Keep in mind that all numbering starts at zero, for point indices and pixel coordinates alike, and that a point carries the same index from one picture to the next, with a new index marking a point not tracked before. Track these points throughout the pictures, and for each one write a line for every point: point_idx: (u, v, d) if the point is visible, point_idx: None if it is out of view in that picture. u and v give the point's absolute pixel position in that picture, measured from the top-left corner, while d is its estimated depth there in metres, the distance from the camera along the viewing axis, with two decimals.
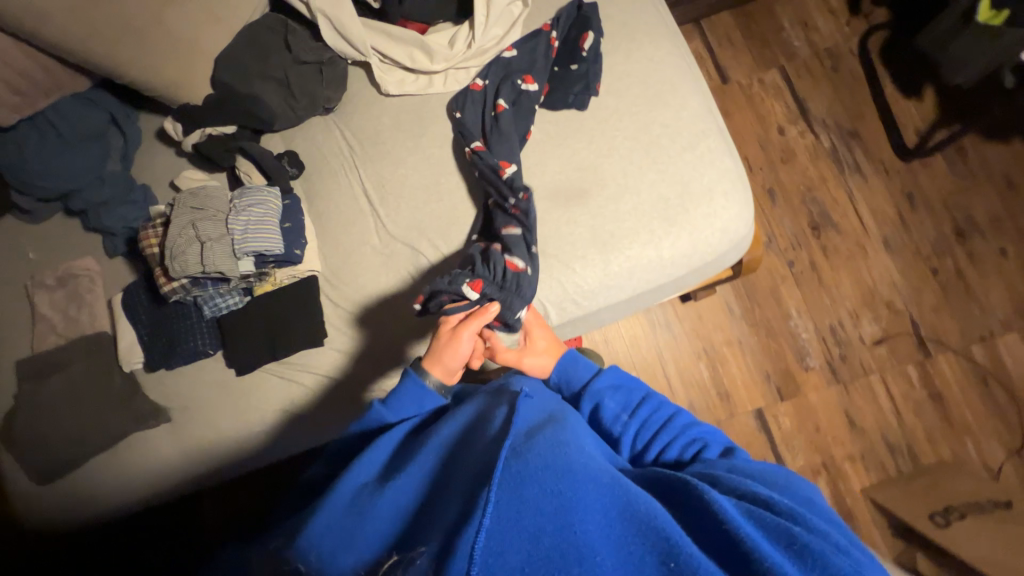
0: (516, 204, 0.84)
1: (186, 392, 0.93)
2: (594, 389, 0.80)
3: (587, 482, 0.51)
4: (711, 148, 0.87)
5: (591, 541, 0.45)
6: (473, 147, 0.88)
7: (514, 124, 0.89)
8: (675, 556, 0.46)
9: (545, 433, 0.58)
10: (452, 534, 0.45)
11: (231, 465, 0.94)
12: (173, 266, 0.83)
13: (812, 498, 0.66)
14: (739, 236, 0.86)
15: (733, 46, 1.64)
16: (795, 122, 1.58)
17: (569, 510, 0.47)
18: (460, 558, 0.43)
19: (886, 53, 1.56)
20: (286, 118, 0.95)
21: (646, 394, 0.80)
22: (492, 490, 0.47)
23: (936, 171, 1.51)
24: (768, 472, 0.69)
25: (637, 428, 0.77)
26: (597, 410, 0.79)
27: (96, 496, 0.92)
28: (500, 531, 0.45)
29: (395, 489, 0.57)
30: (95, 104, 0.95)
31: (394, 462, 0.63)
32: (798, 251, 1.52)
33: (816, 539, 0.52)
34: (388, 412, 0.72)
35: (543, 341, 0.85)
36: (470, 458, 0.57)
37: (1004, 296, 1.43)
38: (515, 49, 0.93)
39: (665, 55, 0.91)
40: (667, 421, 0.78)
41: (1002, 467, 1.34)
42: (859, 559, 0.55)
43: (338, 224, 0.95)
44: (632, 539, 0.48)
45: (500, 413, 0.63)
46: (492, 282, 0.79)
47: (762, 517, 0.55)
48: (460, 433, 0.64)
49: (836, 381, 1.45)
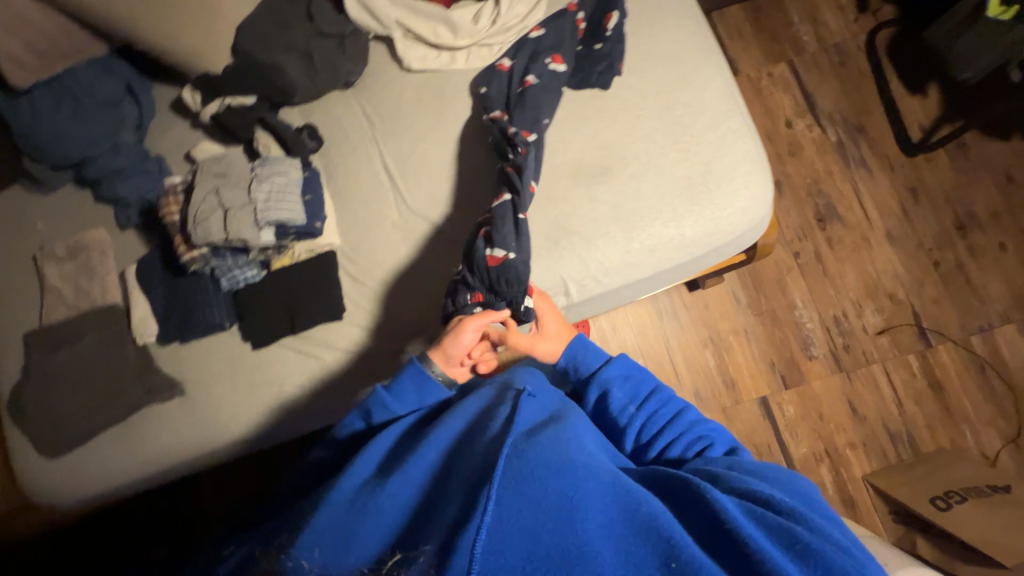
0: (514, 160, 0.86)
1: (201, 365, 0.92)
2: (603, 377, 0.79)
3: (587, 482, 0.54)
4: (733, 128, 0.88)
5: (591, 540, 0.48)
6: (494, 115, 0.89)
7: (545, 98, 0.89)
8: (676, 556, 0.49)
9: (547, 432, 0.61)
10: (455, 532, 0.48)
11: (246, 441, 0.92)
12: (195, 232, 0.83)
13: (813, 494, 0.66)
14: (759, 217, 0.87)
15: (743, 38, 1.66)
16: (802, 115, 1.60)
17: (569, 509, 0.50)
18: (463, 554, 0.46)
19: (893, 49, 1.59)
20: (307, 91, 0.94)
21: (655, 386, 0.79)
22: (494, 489, 0.51)
23: (939, 166, 1.54)
24: (769, 469, 0.68)
25: (642, 422, 0.76)
26: (604, 398, 0.78)
27: (104, 471, 0.90)
28: (502, 531, 0.48)
29: (398, 484, 0.57)
30: (111, 72, 0.94)
31: (394, 458, 0.63)
32: (803, 242, 1.54)
33: (819, 540, 0.53)
34: (391, 398, 0.73)
35: (555, 327, 0.85)
36: (471, 459, 0.58)
37: (1002, 289, 1.46)
38: (542, 28, 0.94)
39: (687, 37, 0.92)
40: (674, 416, 0.76)
41: (998, 455, 1.37)
42: (861, 558, 0.55)
43: (357, 198, 0.94)
44: (632, 539, 0.51)
45: (503, 411, 0.65)
46: (486, 286, 0.83)
47: (764, 517, 0.55)
48: (464, 430, 0.65)
49: (839, 370, 1.47)
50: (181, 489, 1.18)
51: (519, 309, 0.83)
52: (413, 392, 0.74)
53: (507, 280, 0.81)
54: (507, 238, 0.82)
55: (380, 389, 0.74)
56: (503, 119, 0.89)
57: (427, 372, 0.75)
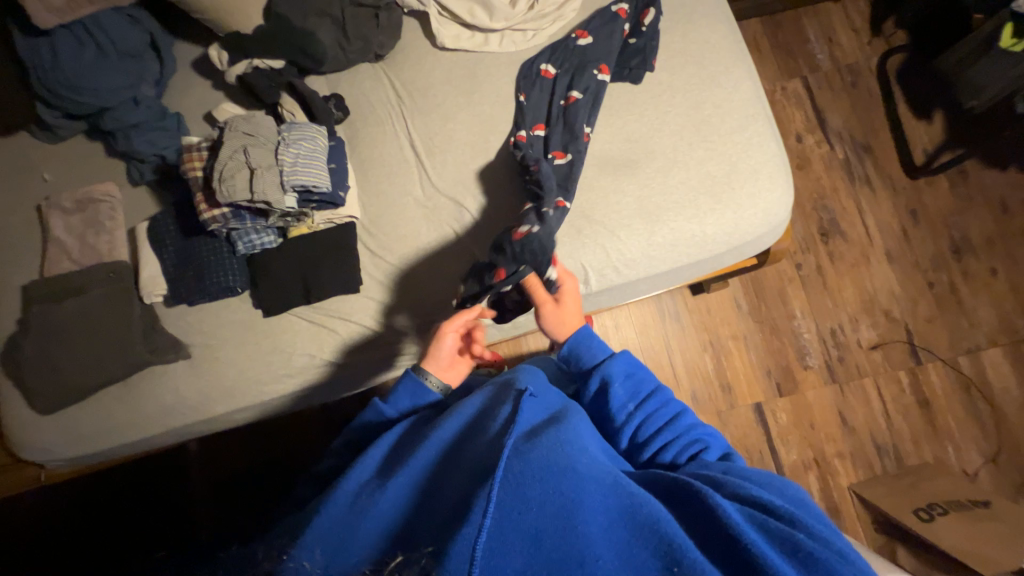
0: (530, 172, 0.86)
1: (209, 330, 0.90)
2: (605, 369, 0.75)
3: (588, 483, 0.51)
4: (758, 132, 0.89)
5: (591, 543, 0.46)
6: (518, 137, 0.90)
7: (586, 117, 0.89)
8: (678, 560, 0.46)
9: (548, 433, 0.57)
10: (452, 534, 0.45)
11: (252, 408, 0.91)
12: (219, 189, 0.80)
13: (806, 500, 0.63)
14: (778, 219, 0.88)
15: (760, 51, 1.69)
16: (813, 131, 1.64)
17: (570, 511, 0.48)
18: (461, 554, 0.43)
19: (903, 74, 1.64)
20: (337, 61, 0.93)
21: (656, 386, 0.75)
22: (493, 490, 0.48)
23: (939, 190, 1.59)
24: (761, 474, 0.65)
25: (640, 421, 0.72)
26: (603, 392, 0.74)
27: (100, 430, 0.88)
28: (501, 534, 0.46)
29: (395, 486, 0.55)
30: (137, 23, 0.92)
31: (393, 459, 0.62)
32: (806, 255, 1.58)
33: (823, 548, 0.50)
34: (389, 407, 0.74)
35: (573, 302, 0.81)
36: (472, 456, 0.56)
37: (991, 313, 1.52)
38: (590, 38, 0.92)
39: (720, 39, 0.93)
40: (672, 419, 0.72)
41: (977, 472, 1.42)
42: (863, 567, 0.52)
43: (381, 172, 0.93)
44: (632, 543, 0.49)
45: (504, 410, 0.62)
46: (510, 261, 0.80)
47: (765, 523, 0.53)
48: (463, 429, 0.64)
49: (833, 381, 1.51)
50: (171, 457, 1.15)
51: (542, 278, 0.81)
52: (411, 399, 0.74)
53: (529, 248, 0.80)
54: (530, 216, 0.84)
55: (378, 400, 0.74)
56: (538, 138, 0.90)
57: (425, 384, 0.75)
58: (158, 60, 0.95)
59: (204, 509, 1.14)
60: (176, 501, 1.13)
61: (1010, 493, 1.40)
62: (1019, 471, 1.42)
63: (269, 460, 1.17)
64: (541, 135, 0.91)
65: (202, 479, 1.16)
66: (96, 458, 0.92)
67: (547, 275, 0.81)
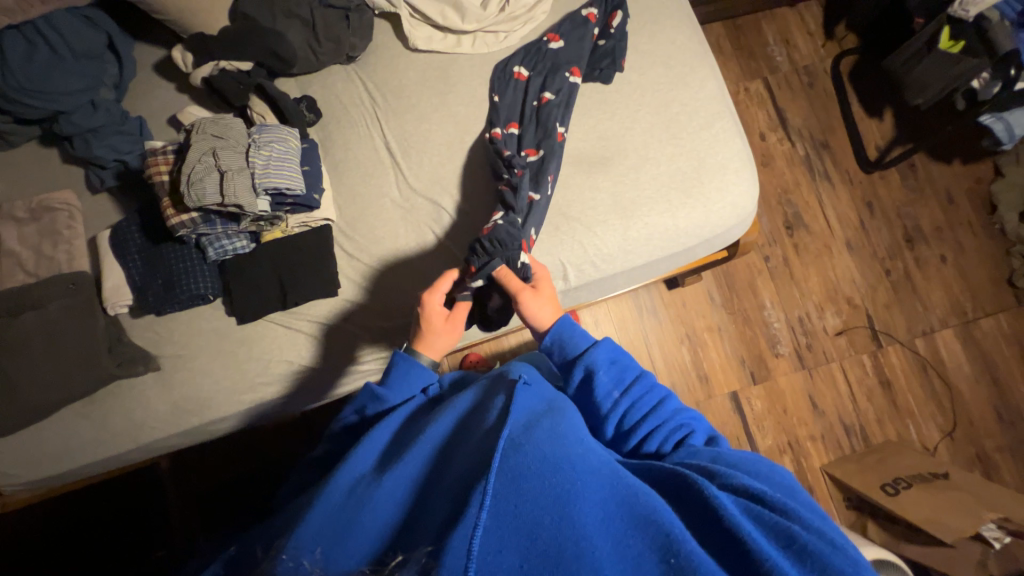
0: (510, 178, 0.88)
1: (181, 340, 0.87)
2: (590, 357, 0.73)
3: (585, 475, 0.51)
4: (724, 129, 0.93)
5: (589, 535, 0.46)
6: (493, 133, 0.90)
7: (559, 117, 0.91)
8: (675, 552, 0.47)
9: (544, 424, 0.57)
10: (449, 531, 0.45)
11: (226, 421, 0.88)
12: (188, 194, 0.77)
13: (794, 485, 0.63)
14: (746, 211, 0.92)
15: (723, 54, 1.76)
16: (775, 129, 1.72)
17: (568, 503, 0.48)
18: (458, 551, 0.42)
19: (855, 74, 1.73)
20: (308, 62, 0.92)
21: (641, 372, 0.74)
22: (490, 482, 0.48)
23: (892, 183, 1.69)
24: (749, 460, 0.65)
25: (626, 407, 0.71)
26: (588, 379, 0.73)
27: (63, 448, 0.84)
28: (499, 528, 0.46)
29: (393, 480, 0.55)
30: (93, 23, 0.88)
31: (387, 454, 0.62)
32: (773, 247, 1.64)
33: (814, 537, 0.51)
34: (387, 391, 0.74)
35: (550, 291, 0.82)
36: (470, 447, 0.57)
37: (943, 297, 1.62)
38: (562, 41, 0.94)
39: (685, 40, 0.97)
40: (657, 406, 0.71)
41: (936, 447, 1.51)
42: (855, 554, 0.52)
43: (356, 174, 0.93)
44: (631, 535, 0.49)
45: (498, 403, 0.62)
46: (482, 254, 0.82)
47: (759, 515, 0.53)
48: (459, 420, 0.64)
49: (803, 368, 1.57)
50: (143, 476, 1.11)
51: (516, 266, 0.83)
52: (403, 384, 0.75)
53: (497, 240, 0.81)
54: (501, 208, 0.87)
55: (371, 385, 0.75)
56: (511, 136, 0.91)
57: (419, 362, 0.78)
58: (118, 62, 0.92)
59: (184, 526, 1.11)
60: (149, 520, 1.09)
61: (965, 465, 1.50)
62: (972, 444, 1.52)
63: (246, 472, 1.13)
64: (515, 133, 0.92)
65: (180, 494, 1.12)
66: (59, 480, 0.87)
67: (521, 262, 0.83)
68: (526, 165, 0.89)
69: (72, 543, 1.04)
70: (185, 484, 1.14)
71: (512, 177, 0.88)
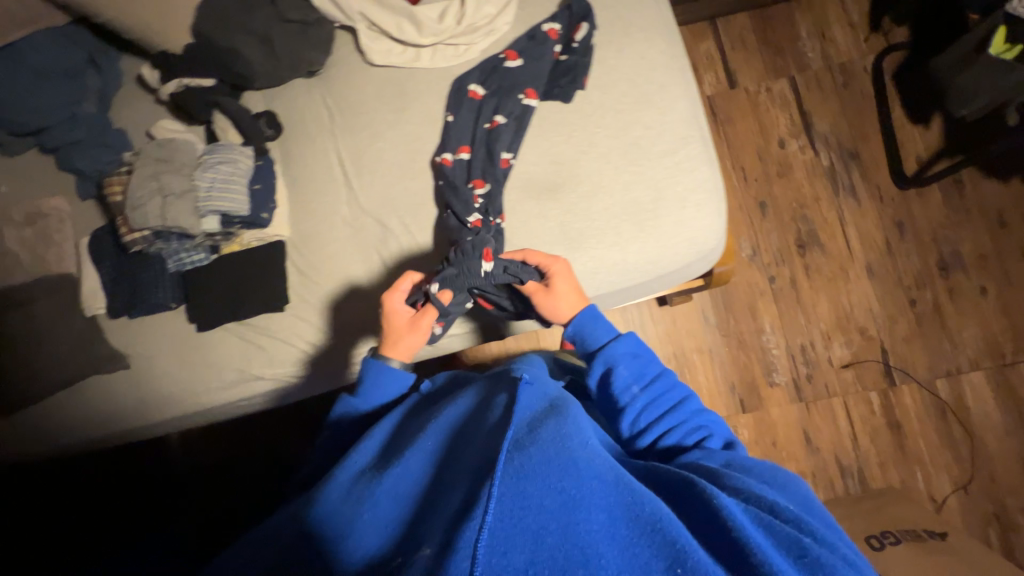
0: (480, 221, 0.85)
1: (148, 342, 0.94)
2: (609, 353, 0.74)
3: (589, 479, 0.50)
4: (689, 156, 0.85)
5: (594, 541, 0.45)
6: (443, 159, 0.89)
7: (508, 143, 0.88)
8: (682, 562, 0.45)
9: (548, 425, 0.57)
10: (454, 532, 0.46)
11: (187, 417, 0.95)
12: (134, 216, 0.84)
13: (807, 495, 0.63)
14: (706, 248, 0.85)
15: (746, 49, 1.59)
16: (797, 136, 1.55)
17: (573, 509, 0.47)
18: (464, 555, 0.44)
19: (900, 74, 1.52)
20: (268, 77, 0.93)
21: (661, 370, 0.74)
22: (495, 486, 0.48)
23: (930, 201, 1.49)
24: (764, 468, 0.65)
25: (643, 404, 0.71)
26: (607, 376, 0.73)
27: (43, 431, 0.93)
28: (503, 530, 0.45)
29: (395, 477, 0.59)
30: (73, 42, 0.94)
31: (389, 450, 0.66)
32: (781, 267, 1.51)
33: (829, 553, 0.50)
34: (359, 400, 0.78)
35: (566, 285, 0.79)
36: (473, 447, 0.58)
37: (976, 334, 1.44)
38: (519, 58, 0.90)
39: (657, 54, 0.89)
40: (676, 404, 0.72)
41: (946, 499, 1.37)
42: (866, 571, 0.52)
43: (310, 190, 0.94)
44: (638, 542, 0.47)
45: (501, 400, 0.65)
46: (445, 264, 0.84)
47: (770, 525, 0.52)
48: (465, 417, 0.66)
49: (800, 400, 1.45)
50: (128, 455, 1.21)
51: (479, 273, 0.80)
52: (375, 386, 0.77)
53: (460, 251, 0.82)
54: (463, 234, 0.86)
55: (348, 395, 0.79)
56: (456, 163, 0.89)
57: (389, 364, 0.78)
58: (100, 76, 0.97)
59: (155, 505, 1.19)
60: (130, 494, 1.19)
61: (978, 523, 1.35)
62: (990, 500, 1.36)
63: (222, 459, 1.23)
64: (466, 158, 0.89)
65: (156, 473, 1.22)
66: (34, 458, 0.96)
67: (484, 272, 0.80)
68: (463, 202, 0.87)
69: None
70: (162, 466, 1.22)
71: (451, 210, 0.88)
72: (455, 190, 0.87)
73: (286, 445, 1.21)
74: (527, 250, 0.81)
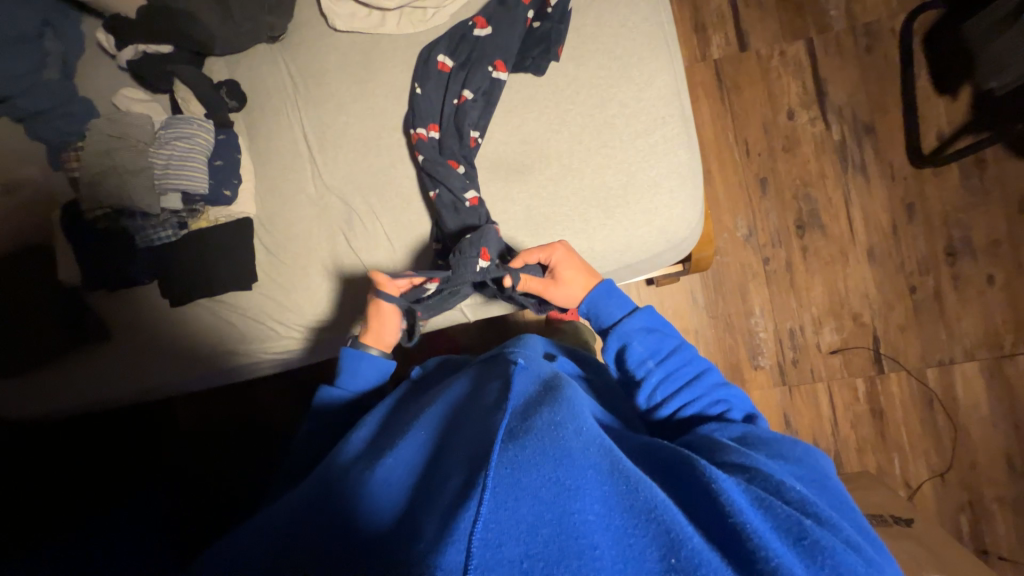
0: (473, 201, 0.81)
1: (124, 319, 0.96)
2: (624, 328, 0.74)
3: (585, 469, 0.49)
4: (665, 138, 0.80)
5: (589, 531, 0.44)
6: (421, 133, 0.84)
7: (475, 120, 0.83)
8: (676, 551, 0.45)
9: (544, 412, 0.56)
10: (448, 523, 0.44)
11: (171, 387, 0.99)
12: (94, 193, 0.84)
13: (824, 468, 0.60)
14: (677, 237, 0.81)
15: (760, 6, 1.45)
16: (808, 106, 1.43)
17: (569, 497, 0.46)
18: (457, 550, 0.42)
19: (930, 38, 1.38)
20: (228, 44, 0.89)
21: (678, 345, 0.73)
22: (490, 476, 0.47)
23: (946, 181, 1.40)
24: (786, 443, 0.62)
25: (659, 378, 0.71)
26: (622, 352, 0.74)
27: (26, 398, 0.97)
28: (497, 521, 0.44)
29: (389, 467, 0.57)
30: (29, 4, 0.91)
31: (379, 439, 0.64)
32: (776, 249, 1.45)
33: (829, 536, 0.48)
34: (343, 388, 0.77)
35: (572, 271, 0.78)
36: (466, 435, 0.57)
37: (976, 324, 1.38)
38: (488, 27, 0.83)
39: (639, 22, 0.81)
40: (695, 377, 0.71)
41: (921, 485, 1.37)
42: (874, 559, 0.50)
43: (276, 166, 0.92)
44: (632, 531, 0.46)
45: (494, 386, 0.65)
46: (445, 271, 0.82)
47: (770, 505, 0.50)
48: (455, 407, 0.65)
49: (783, 384, 1.44)
50: None
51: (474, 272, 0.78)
52: (355, 372, 0.78)
53: (457, 252, 0.79)
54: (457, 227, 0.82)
55: (327, 385, 0.78)
56: (429, 141, 0.84)
57: (366, 355, 0.78)
58: (59, 41, 0.95)
59: None
60: None
61: (951, 510, 1.36)
62: (966, 488, 1.36)
63: (204, 423, 1.26)
64: (435, 137, 0.84)
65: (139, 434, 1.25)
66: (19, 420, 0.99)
67: (478, 270, 0.78)
68: (458, 183, 0.82)
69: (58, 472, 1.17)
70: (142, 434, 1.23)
71: (442, 188, 0.83)
72: (443, 170, 0.82)
73: (266, 413, 1.25)
74: (522, 253, 0.79)
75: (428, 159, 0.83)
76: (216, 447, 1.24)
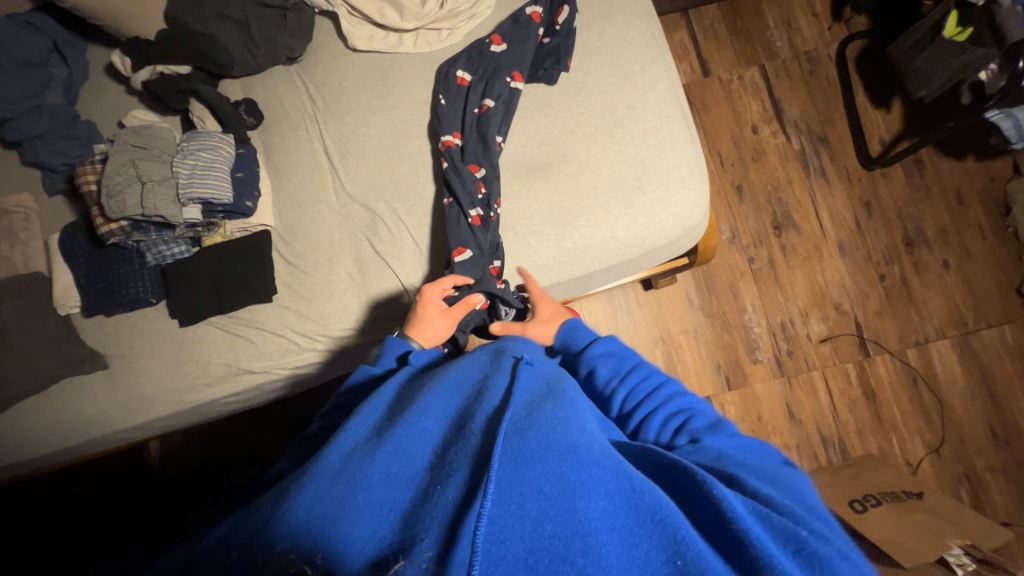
0: (482, 216, 0.86)
1: (126, 340, 0.89)
2: (588, 355, 0.73)
3: (589, 465, 0.47)
4: (672, 133, 0.88)
5: (594, 529, 0.42)
6: (446, 141, 0.88)
7: (498, 126, 0.88)
8: (682, 553, 0.42)
9: (546, 408, 0.54)
10: (454, 528, 0.43)
11: (160, 420, 0.90)
12: (109, 205, 0.81)
13: (802, 492, 0.55)
14: (692, 222, 0.87)
15: (718, 39, 1.64)
16: (769, 121, 1.60)
17: (574, 494, 0.44)
18: (464, 546, 0.40)
19: (861, 61, 1.61)
20: (247, 65, 0.92)
21: (638, 362, 0.71)
22: (493, 469, 0.45)
23: (894, 180, 1.58)
24: (756, 462, 0.57)
25: (623, 398, 0.68)
26: (591, 378, 0.71)
27: (4, 443, 0.86)
28: (502, 517, 0.42)
29: (390, 454, 0.51)
30: (39, 30, 0.91)
31: (377, 427, 0.56)
32: (759, 248, 1.56)
33: (826, 547, 0.44)
34: (376, 367, 0.72)
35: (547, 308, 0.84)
36: (474, 428, 0.53)
37: (941, 306, 1.52)
38: (503, 44, 0.91)
39: (638, 36, 0.91)
40: (655, 394, 0.67)
41: (920, 463, 1.44)
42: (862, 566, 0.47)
43: (296, 177, 0.93)
44: (637, 531, 0.44)
45: (501, 380, 0.60)
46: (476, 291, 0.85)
47: (768, 516, 0.45)
48: (462, 401, 0.60)
49: (781, 375, 1.50)
50: (102, 465, 1.17)
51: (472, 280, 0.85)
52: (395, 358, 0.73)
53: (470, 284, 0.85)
54: (468, 238, 0.85)
55: (366, 364, 0.73)
56: (455, 147, 0.88)
57: (409, 346, 0.75)
58: (65, 65, 0.94)
59: (128, 519, 1.14)
60: (100, 511, 1.15)
61: (950, 483, 1.42)
62: (960, 461, 1.44)
63: (202, 462, 1.17)
64: (457, 144, 0.89)
65: (132, 481, 1.16)
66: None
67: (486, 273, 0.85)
68: (466, 197, 0.86)
69: (72, 525, 1.14)
70: (142, 480, 1.16)
71: (454, 199, 0.87)
72: (463, 177, 0.86)
73: (273, 446, 1.17)
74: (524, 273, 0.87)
75: (452, 164, 0.87)
76: (210, 488, 1.15)
